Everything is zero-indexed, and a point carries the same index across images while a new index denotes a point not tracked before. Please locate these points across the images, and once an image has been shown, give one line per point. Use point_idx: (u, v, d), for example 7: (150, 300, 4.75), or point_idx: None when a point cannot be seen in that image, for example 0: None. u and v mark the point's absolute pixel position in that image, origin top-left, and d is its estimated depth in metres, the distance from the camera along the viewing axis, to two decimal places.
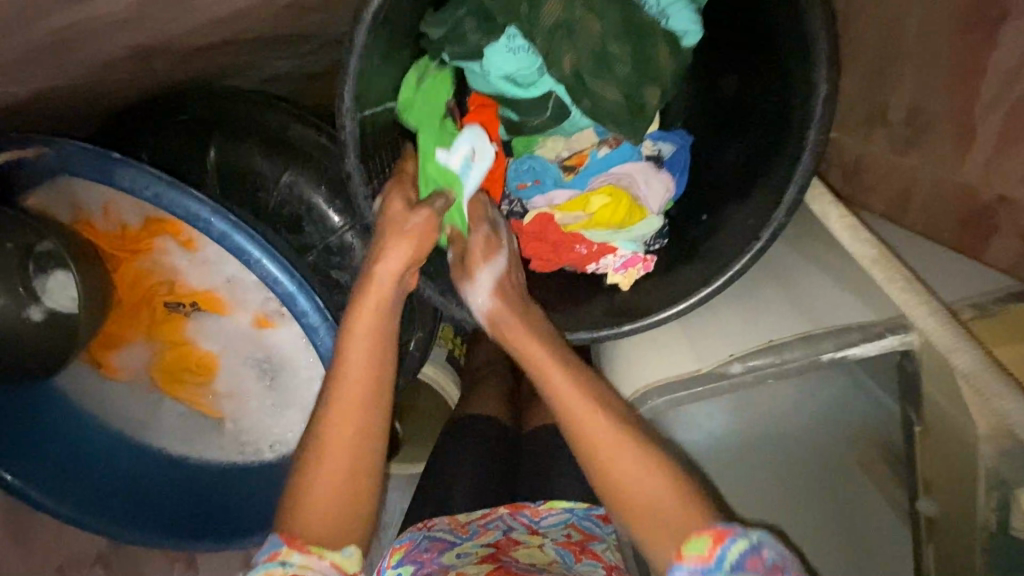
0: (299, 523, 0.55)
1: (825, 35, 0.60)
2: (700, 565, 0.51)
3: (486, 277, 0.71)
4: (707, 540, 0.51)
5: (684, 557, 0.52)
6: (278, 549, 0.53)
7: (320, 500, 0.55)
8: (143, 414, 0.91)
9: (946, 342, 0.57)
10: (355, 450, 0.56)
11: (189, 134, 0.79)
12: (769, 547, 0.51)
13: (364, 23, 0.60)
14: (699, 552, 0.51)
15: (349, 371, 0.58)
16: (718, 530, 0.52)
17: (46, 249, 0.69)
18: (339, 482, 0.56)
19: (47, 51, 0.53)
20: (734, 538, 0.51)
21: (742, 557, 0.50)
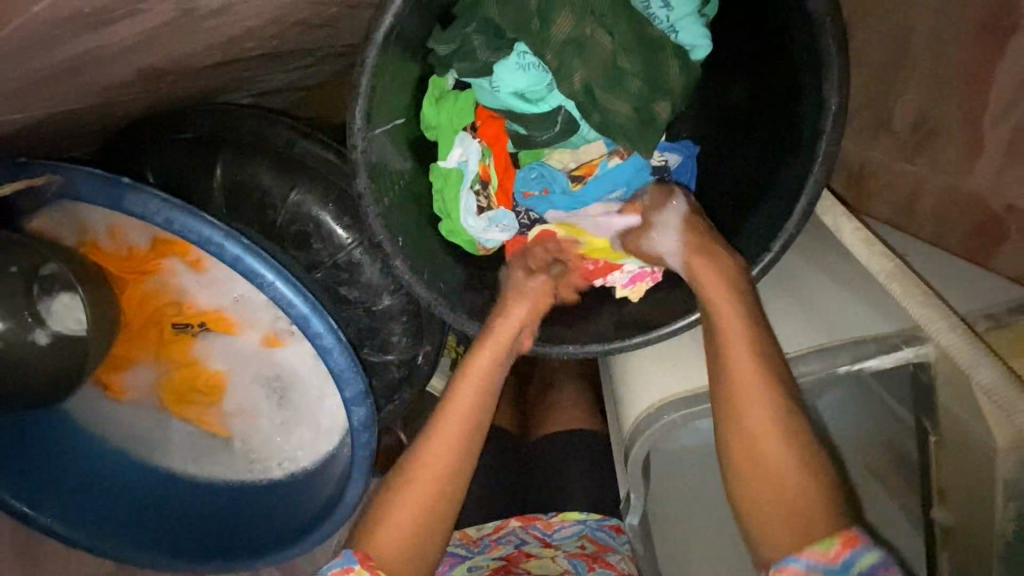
0: (374, 544, 0.60)
1: (837, 49, 0.60)
2: (821, 561, 0.52)
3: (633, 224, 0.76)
4: (835, 543, 0.52)
5: (805, 550, 0.53)
6: (351, 566, 0.58)
7: (400, 527, 0.61)
8: (150, 435, 0.90)
9: (966, 358, 0.54)
10: (439, 481, 0.63)
11: (192, 152, 0.78)
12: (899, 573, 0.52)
13: (375, 42, 0.59)
14: (824, 551, 0.53)
15: (454, 420, 0.66)
16: (849, 536, 0.53)
17: (51, 272, 0.68)
18: (423, 507, 0.62)
19: (55, 78, 0.51)
20: (863, 549, 0.52)
21: (869, 568, 0.51)
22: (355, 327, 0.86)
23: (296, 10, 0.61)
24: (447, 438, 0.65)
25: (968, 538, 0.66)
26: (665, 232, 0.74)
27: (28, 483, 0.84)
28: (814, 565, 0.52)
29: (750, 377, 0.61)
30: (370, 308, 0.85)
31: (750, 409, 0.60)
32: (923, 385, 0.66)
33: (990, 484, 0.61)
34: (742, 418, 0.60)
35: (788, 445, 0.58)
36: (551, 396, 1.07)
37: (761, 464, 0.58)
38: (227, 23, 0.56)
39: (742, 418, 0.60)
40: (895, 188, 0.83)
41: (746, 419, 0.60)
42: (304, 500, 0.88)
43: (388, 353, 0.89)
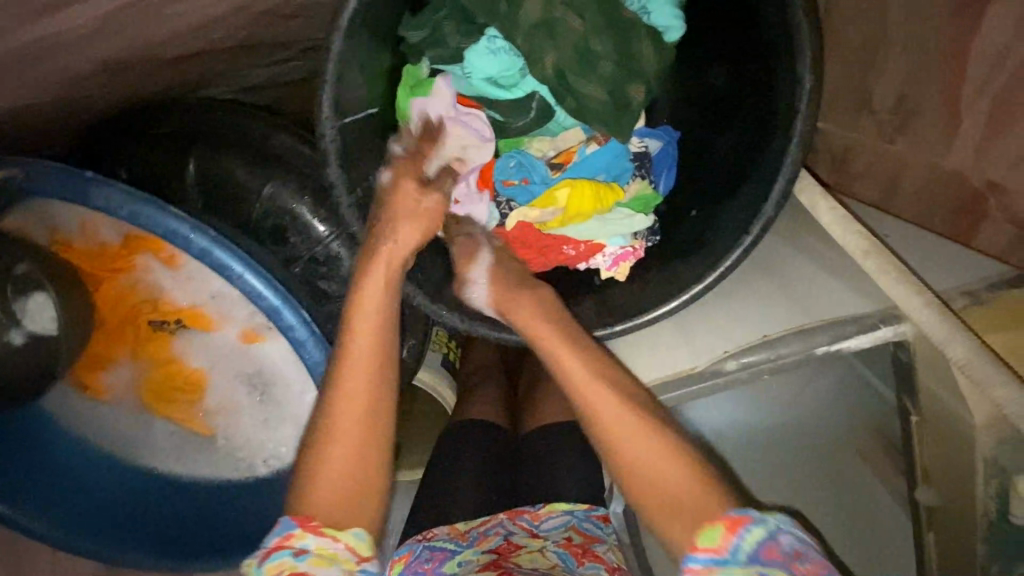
0: (312, 508, 0.54)
1: (809, 26, 0.60)
2: (715, 556, 0.48)
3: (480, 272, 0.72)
4: (720, 529, 0.48)
5: (698, 546, 0.48)
6: (291, 531, 0.53)
7: (330, 477, 0.55)
8: (132, 434, 0.89)
9: (942, 335, 0.58)
10: (364, 426, 0.57)
11: (166, 146, 0.77)
12: (785, 532, 0.48)
13: (341, 29, 0.58)
14: (711, 543, 0.48)
15: (355, 342, 0.59)
16: (732, 518, 0.49)
17: (22, 272, 0.73)
18: (351, 464, 0.56)
19: (11, 68, 0.51)
20: (750, 526, 0.48)
21: (757, 546, 0.47)
22: None
23: None
24: (359, 381, 0.58)
25: (954, 518, 0.65)
26: (473, 288, 0.73)
27: (9, 486, 0.83)
28: (712, 562, 0.48)
29: (602, 391, 0.56)
30: (350, 302, 0.84)
31: (616, 423, 0.55)
32: (904, 364, 0.65)
33: (972, 461, 0.60)
34: (613, 426, 0.55)
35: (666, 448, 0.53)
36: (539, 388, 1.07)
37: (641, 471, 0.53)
38: (187, 10, 0.55)
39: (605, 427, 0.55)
40: (879, 171, 0.82)
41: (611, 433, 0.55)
42: (289, 497, 0.87)
43: None
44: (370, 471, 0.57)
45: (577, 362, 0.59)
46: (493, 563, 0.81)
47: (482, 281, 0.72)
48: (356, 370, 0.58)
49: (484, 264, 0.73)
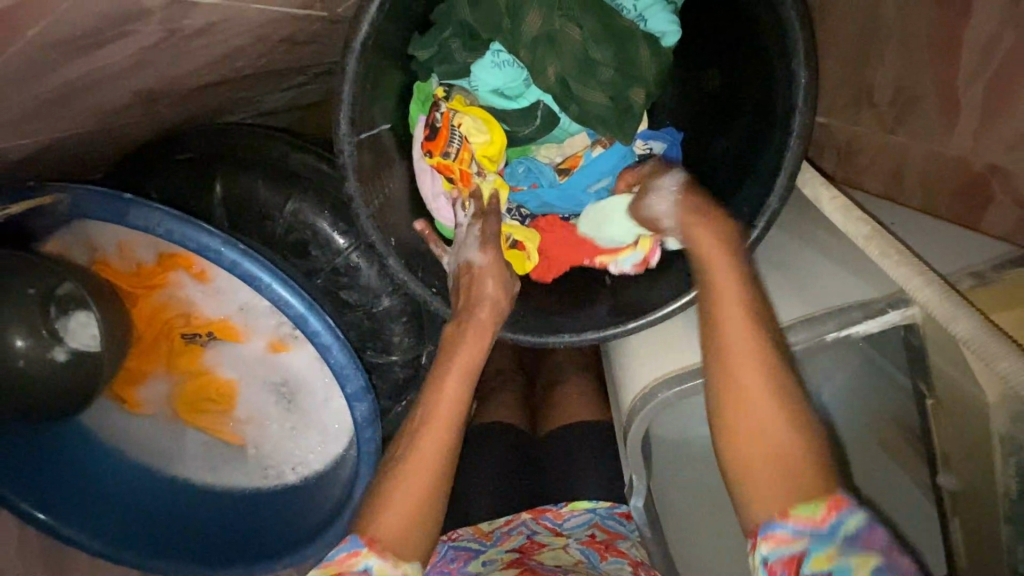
0: (381, 527, 0.58)
1: (801, 21, 0.62)
2: (808, 527, 0.50)
3: (672, 182, 0.69)
4: (823, 506, 0.50)
5: (792, 515, 0.50)
6: (358, 550, 0.57)
7: (399, 503, 0.59)
8: (168, 446, 0.93)
9: (943, 314, 0.54)
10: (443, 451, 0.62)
11: (193, 170, 0.82)
12: (880, 528, 0.51)
13: (354, 51, 0.62)
14: (811, 515, 0.50)
15: (444, 383, 0.65)
16: (836, 499, 0.51)
17: (65, 291, 0.72)
18: (425, 484, 0.60)
19: (57, 102, 0.55)
20: (852, 512, 0.50)
21: (857, 531, 0.49)
22: (358, 331, 0.89)
23: (280, 27, 0.64)
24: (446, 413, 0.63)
25: (977, 500, 0.65)
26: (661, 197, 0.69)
27: (54, 499, 0.88)
28: (803, 532, 0.50)
29: None
30: (371, 311, 0.88)
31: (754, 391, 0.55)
32: (915, 348, 0.66)
33: (989, 441, 0.61)
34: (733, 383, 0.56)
35: (781, 410, 0.54)
36: (558, 391, 1.09)
37: (746, 428, 0.55)
38: (214, 41, 0.59)
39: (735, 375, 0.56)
40: (883, 161, 0.83)
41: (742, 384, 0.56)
42: (319, 501, 0.90)
43: (391, 354, 0.91)
44: (436, 501, 0.61)
45: (725, 272, 0.61)
46: (516, 561, 0.83)
47: (672, 189, 0.68)
48: (444, 401, 0.64)
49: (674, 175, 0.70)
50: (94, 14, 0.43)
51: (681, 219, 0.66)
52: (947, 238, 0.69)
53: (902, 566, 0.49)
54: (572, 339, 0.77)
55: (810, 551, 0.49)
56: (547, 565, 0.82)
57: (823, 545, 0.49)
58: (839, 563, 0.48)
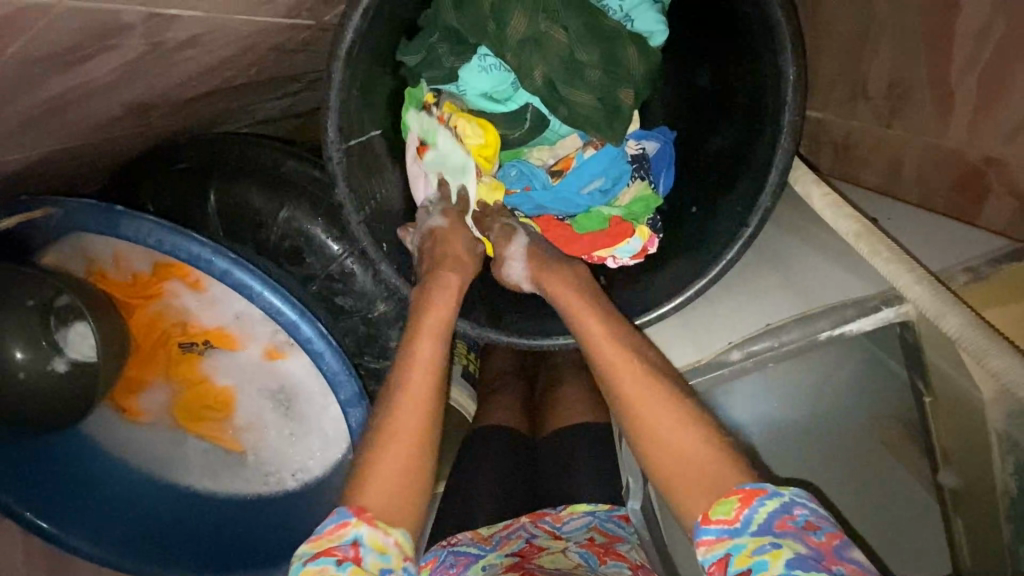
0: (368, 500, 0.57)
1: (786, 18, 0.61)
2: (726, 526, 0.50)
3: (517, 249, 0.75)
4: (734, 503, 0.51)
5: (711, 519, 0.51)
6: (346, 521, 0.56)
7: (382, 476, 0.59)
8: (169, 453, 0.94)
9: (933, 311, 0.54)
10: (422, 431, 0.61)
11: (187, 180, 0.83)
12: (802, 506, 0.50)
13: (340, 59, 0.63)
14: (724, 515, 0.51)
15: (413, 358, 0.65)
16: (745, 492, 0.51)
17: (64, 303, 0.73)
18: (405, 455, 0.60)
19: (46, 117, 0.56)
20: (765, 499, 0.50)
21: (769, 518, 0.49)
22: (354, 336, 0.89)
23: (266, 36, 0.65)
24: (419, 390, 0.63)
25: (977, 498, 0.64)
26: (511, 265, 0.75)
27: (60, 506, 0.89)
28: (724, 533, 0.50)
29: None
30: (366, 316, 0.88)
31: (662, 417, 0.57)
32: (910, 345, 0.65)
33: (986, 438, 0.60)
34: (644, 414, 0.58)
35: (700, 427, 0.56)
36: (558, 392, 1.08)
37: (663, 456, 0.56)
38: (199, 53, 0.59)
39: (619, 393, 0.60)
40: (880, 155, 0.83)
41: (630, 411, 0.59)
42: (319, 507, 0.90)
43: (388, 359, 0.91)
44: (419, 472, 0.60)
45: (590, 323, 0.67)
46: (515, 565, 0.80)
47: (519, 258, 0.75)
48: (415, 384, 0.63)
49: (520, 242, 0.75)
50: (73, 29, 0.44)
51: (537, 284, 0.73)
52: (941, 232, 0.68)
53: (825, 543, 0.47)
54: (570, 340, 0.78)
55: (731, 550, 0.49)
56: (546, 568, 0.78)
57: (741, 540, 0.49)
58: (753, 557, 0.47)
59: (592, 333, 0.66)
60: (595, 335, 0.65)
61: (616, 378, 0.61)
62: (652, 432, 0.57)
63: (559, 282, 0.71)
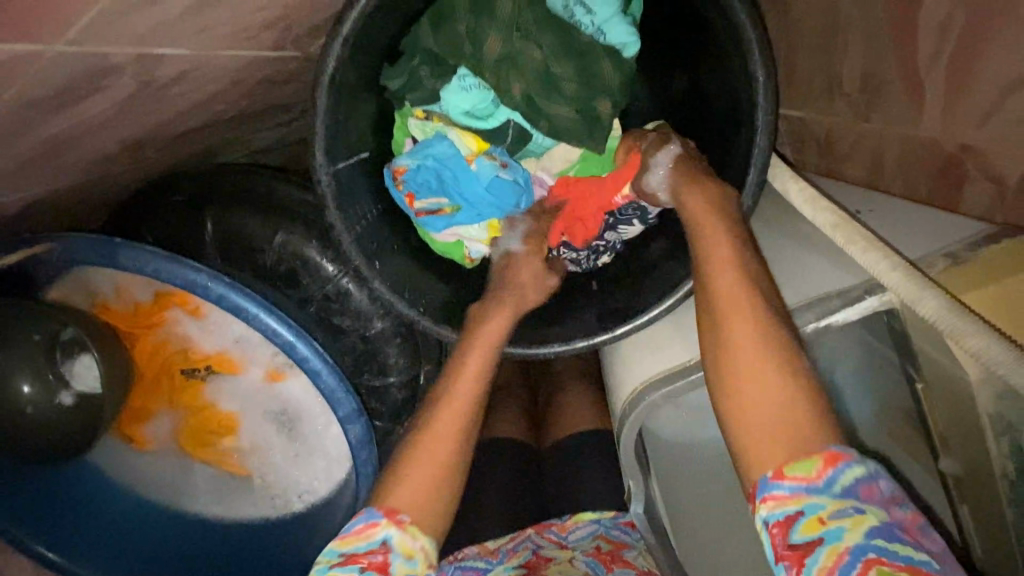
0: (400, 502, 0.58)
1: (751, 22, 0.63)
2: (804, 484, 0.48)
3: (665, 158, 0.73)
4: (818, 461, 0.48)
5: (787, 475, 0.48)
6: (376, 520, 0.57)
7: (416, 477, 0.60)
8: (177, 483, 0.94)
9: (909, 295, 0.55)
10: (455, 445, 0.63)
11: (185, 211, 0.85)
12: (885, 478, 0.48)
13: (324, 86, 0.65)
14: (805, 473, 0.48)
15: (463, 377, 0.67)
16: (831, 453, 0.48)
17: (69, 336, 0.75)
18: (441, 463, 0.61)
19: (45, 156, 0.58)
20: (850, 463, 0.47)
21: (855, 483, 0.47)
22: (353, 354, 0.91)
23: (253, 70, 0.67)
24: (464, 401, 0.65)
25: (978, 483, 0.64)
26: (655, 174, 0.74)
27: (70, 539, 0.91)
28: (798, 489, 0.48)
29: None
30: (364, 334, 0.89)
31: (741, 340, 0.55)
32: (898, 332, 0.65)
33: (978, 421, 0.60)
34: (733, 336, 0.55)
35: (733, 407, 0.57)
36: (561, 401, 1.09)
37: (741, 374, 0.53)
38: (190, 88, 0.62)
39: (718, 290, 0.58)
40: (862, 149, 0.84)
41: (722, 300, 0.57)
42: (324, 529, 0.91)
43: (388, 376, 0.93)
44: (450, 474, 0.61)
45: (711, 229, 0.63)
46: None
47: (664, 165, 0.73)
48: (461, 396, 0.65)
49: (669, 152, 0.73)
50: (64, 73, 0.46)
51: (673, 186, 0.71)
52: (920, 222, 0.70)
53: (906, 519, 0.47)
54: (563, 347, 0.80)
55: (806, 509, 0.47)
56: None
57: (818, 501, 0.47)
58: (832, 525, 0.45)
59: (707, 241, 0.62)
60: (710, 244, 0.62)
61: (714, 266, 0.60)
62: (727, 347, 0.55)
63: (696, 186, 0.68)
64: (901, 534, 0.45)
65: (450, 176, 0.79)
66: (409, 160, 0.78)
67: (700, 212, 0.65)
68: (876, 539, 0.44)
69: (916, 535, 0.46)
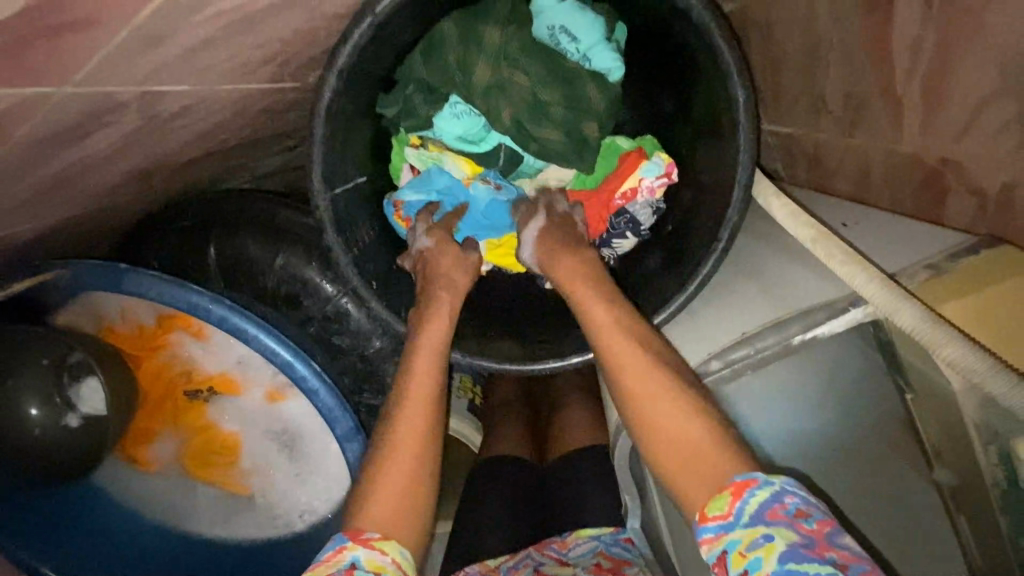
0: (369, 520, 0.58)
1: (727, 46, 0.66)
2: (722, 522, 0.49)
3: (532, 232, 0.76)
4: (726, 496, 0.50)
5: (708, 517, 0.50)
6: (343, 545, 0.56)
7: (383, 491, 0.60)
8: (179, 504, 0.95)
9: (887, 306, 0.57)
10: (416, 460, 0.62)
11: (190, 236, 0.88)
12: (794, 493, 0.49)
13: (320, 116, 0.68)
14: (719, 511, 0.50)
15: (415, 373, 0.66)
16: (737, 485, 0.50)
17: (76, 360, 0.77)
18: (407, 474, 0.61)
19: (56, 188, 0.61)
20: (756, 489, 0.49)
21: (761, 507, 0.48)
22: (353, 374, 0.92)
23: (253, 101, 0.70)
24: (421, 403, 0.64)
25: (972, 493, 0.64)
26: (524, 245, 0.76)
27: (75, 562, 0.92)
28: (720, 529, 0.49)
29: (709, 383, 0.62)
30: (364, 353, 0.91)
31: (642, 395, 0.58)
32: (885, 343, 0.66)
33: (966, 430, 0.60)
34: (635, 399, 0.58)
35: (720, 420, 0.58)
36: (560, 417, 1.09)
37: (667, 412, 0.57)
38: (193, 121, 0.65)
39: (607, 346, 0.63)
40: (848, 163, 0.86)
41: (617, 360, 0.61)
42: (325, 547, 0.92)
43: (387, 394, 0.94)
44: (418, 487, 0.61)
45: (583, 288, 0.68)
46: None
47: (531, 239, 0.76)
48: (417, 393, 0.64)
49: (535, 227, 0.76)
50: (74, 111, 0.49)
51: (541, 258, 0.74)
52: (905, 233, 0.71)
53: (816, 531, 0.47)
54: (559, 363, 0.81)
55: (727, 548, 0.48)
56: None
57: (734, 536, 0.48)
58: (750, 557, 0.46)
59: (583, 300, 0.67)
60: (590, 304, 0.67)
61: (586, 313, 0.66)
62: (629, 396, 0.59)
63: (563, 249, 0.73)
64: (809, 550, 0.45)
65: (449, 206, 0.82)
66: (409, 188, 0.81)
67: (570, 269, 0.71)
68: (789, 563, 0.45)
69: (832, 547, 0.46)
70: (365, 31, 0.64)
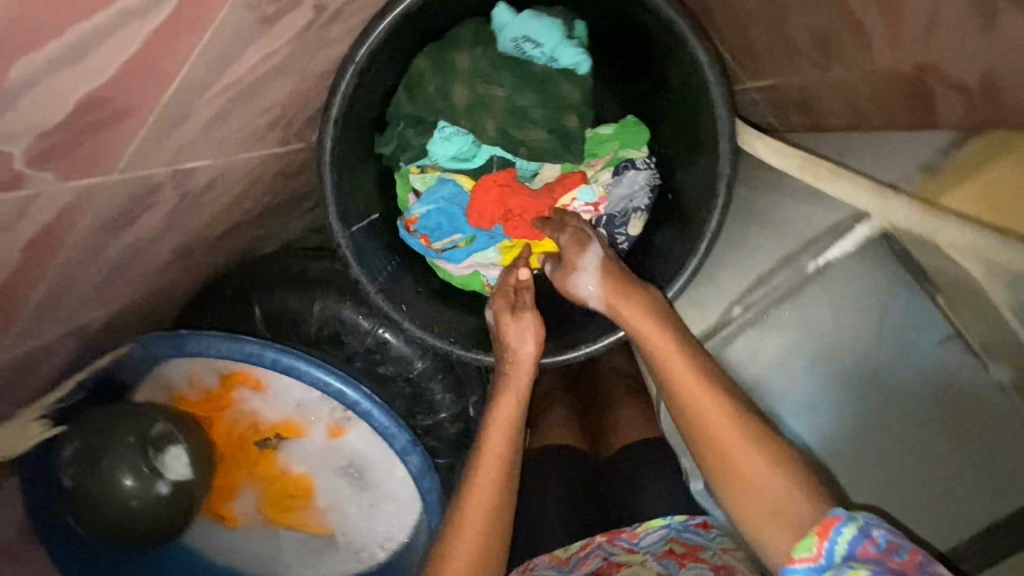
0: None
1: (680, 14, 0.70)
2: (812, 564, 0.51)
3: (591, 260, 0.73)
4: (813, 537, 0.52)
5: (796, 558, 0.52)
6: None
7: (457, 560, 0.68)
8: (268, 553, 1.00)
9: (890, 210, 0.64)
10: (485, 535, 0.70)
11: (234, 301, 0.96)
12: (879, 526, 0.51)
13: (327, 164, 0.76)
14: (809, 552, 0.52)
15: (489, 446, 0.73)
16: (824, 523, 0.52)
17: (158, 430, 0.85)
18: (477, 540, 0.69)
19: (117, 273, 0.70)
20: (842, 526, 0.52)
21: (851, 545, 0.50)
22: (403, 399, 0.98)
23: (268, 166, 0.79)
24: (493, 467, 0.72)
25: None
26: (585, 279, 0.72)
27: None
28: (811, 571, 0.51)
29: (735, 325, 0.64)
30: (409, 376, 0.97)
31: (703, 415, 0.62)
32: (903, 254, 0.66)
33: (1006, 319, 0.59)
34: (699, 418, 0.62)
35: None
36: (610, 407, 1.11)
37: (715, 426, 0.61)
38: (219, 191, 0.73)
39: (667, 368, 0.64)
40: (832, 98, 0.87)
41: (677, 379, 0.63)
42: (409, 569, 0.96)
43: (438, 412, 0.99)
44: (489, 549, 0.70)
45: (652, 327, 0.66)
46: None
47: (592, 269, 0.72)
48: (491, 461, 0.72)
49: (594, 254, 0.73)
50: (120, 196, 0.57)
51: (605, 300, 0.70)
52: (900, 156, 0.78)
53: (908, 561, 0.49)
54: (592, 346, 0.84)
55: None
56: None
57: None
58: None
59: (650, 336, 0.66)
60: (653, 337, 0.65)
61: (661, 352, 0.65)
62: (689, 416, 0.62)
63: (625, 293, 0.69)
64: None
65: (458, 213, 0.91)
66: (419, 209, 0.89)
67: (634, 317, 0.68)
68: None
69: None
70: (350, 79, 0.72)
